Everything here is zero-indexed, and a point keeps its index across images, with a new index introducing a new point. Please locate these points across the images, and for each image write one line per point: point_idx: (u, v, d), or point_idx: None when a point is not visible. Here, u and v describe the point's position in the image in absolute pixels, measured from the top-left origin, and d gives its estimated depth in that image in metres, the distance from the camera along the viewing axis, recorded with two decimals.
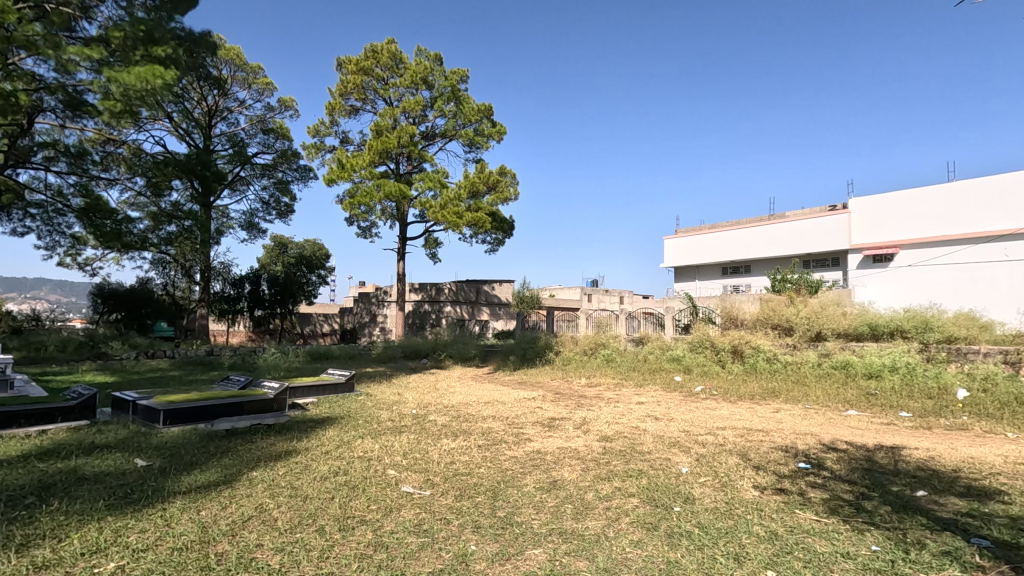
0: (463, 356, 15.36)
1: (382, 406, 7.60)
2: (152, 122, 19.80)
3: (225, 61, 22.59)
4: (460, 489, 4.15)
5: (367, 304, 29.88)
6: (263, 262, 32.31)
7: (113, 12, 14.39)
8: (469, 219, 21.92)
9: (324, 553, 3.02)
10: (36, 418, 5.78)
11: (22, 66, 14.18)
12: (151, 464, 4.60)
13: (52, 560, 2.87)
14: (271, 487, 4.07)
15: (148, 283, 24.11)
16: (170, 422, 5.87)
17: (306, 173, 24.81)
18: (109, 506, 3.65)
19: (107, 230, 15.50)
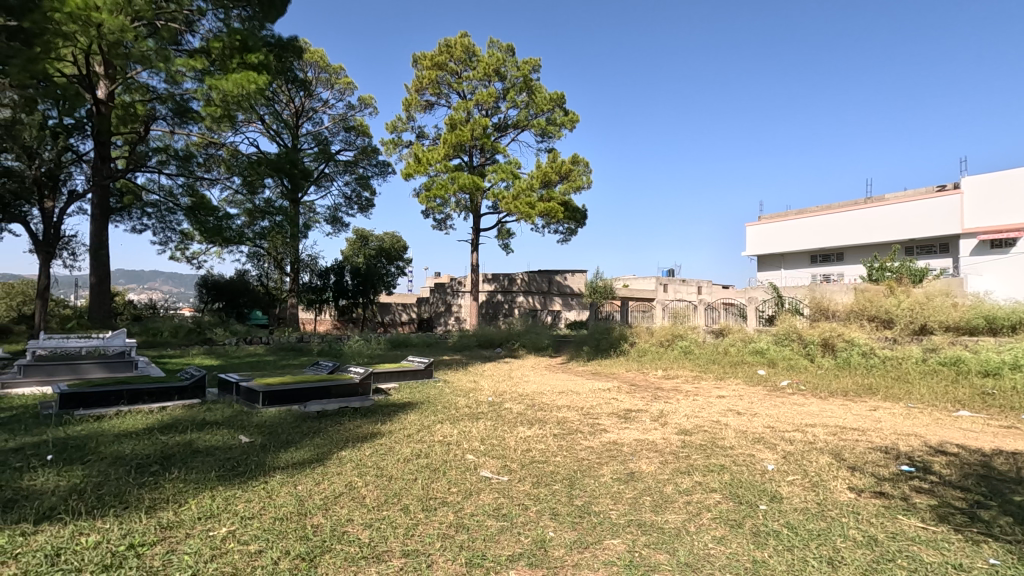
0: (536, 346, 15.45)
1: (460, 393, 7.82)
2: (247, 125, 21.36)
3: (310, 64, 23.87)
4: (537, 476, 4.20)
5: (443, 294, 30.74)
6: (346, 255, 34.06)
7: (213, 24, 15.63)
8: (541, 209, 21.94)
9: (410, 530, 3.17)
10: (157, 395, 6.45)
11: (138, 79, 15.74)
12: (254, 441, 5.01)
13: (174, 522, 3.21)
14: (359, 466, 4.32)
15: (245, 275, 26.15)
16: (269, 403, 6.37)
17: (385, 167, 25.78)
18: (220, 476, 4.03)
19: (210, 226, 16.92)
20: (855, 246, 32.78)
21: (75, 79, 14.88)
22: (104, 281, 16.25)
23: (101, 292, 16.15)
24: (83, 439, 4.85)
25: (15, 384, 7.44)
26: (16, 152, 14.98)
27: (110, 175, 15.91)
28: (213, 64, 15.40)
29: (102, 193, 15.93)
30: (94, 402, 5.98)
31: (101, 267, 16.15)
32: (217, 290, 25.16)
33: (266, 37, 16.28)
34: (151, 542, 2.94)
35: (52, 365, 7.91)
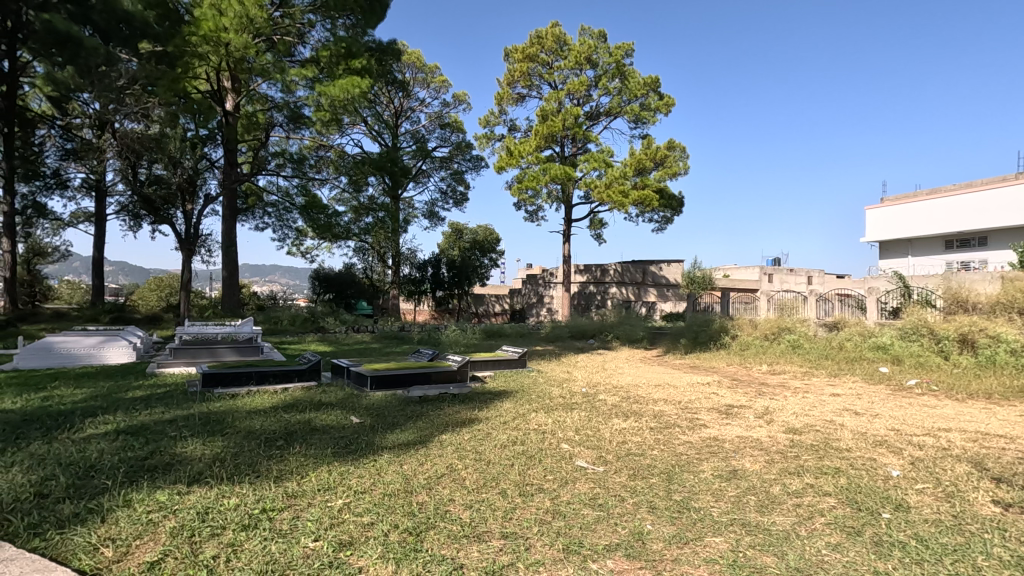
0: (630, 338, 15.14)
1: (554, 383, 7.89)
2: (352, 127, 22.80)
3: (407, 65, 24.96)
4: (633, 468, 4.15)
5: (535, 285, 30.96)
6: (442, 248, 35.36)
7: (321, 34, 16.79)
8: (635, 197, 21.36)
9: (508, 513, 3.27)
10: (281, 377, 7.14)
11: (258, 91, 17.32)
12: (363, 422, 5.39)
13: (298, 491, 3.56)
14: (459, 449, 4.51)
15: (351, 268, 28.05)
16: (376, 387, 6.82)
17: (478, 161, 26.39)
18: (335, 453, 4.39)
19: (322, 223, 18.36)
20: (1003, 228, 28.72)
21: (208, 94, 16.71)
22: (233, 274, 18.12)
23: (231, 284, 18.08)
24: (222, 414, 5.49)
25: (167, 364, 8.57)
26: (163, 161, 17.10)
27: (237, 179, 17.64)
28: (321, 72, 16.52)
29: (230, 195, 17.76)
30: (228, 382, 6.73)
31: (231, 262, 18.03)
32: (327, 282, 27.22)
33: (368, 42, 17.24)
34: (279, 508, 3.28)
35: (196, 348, 8.98)
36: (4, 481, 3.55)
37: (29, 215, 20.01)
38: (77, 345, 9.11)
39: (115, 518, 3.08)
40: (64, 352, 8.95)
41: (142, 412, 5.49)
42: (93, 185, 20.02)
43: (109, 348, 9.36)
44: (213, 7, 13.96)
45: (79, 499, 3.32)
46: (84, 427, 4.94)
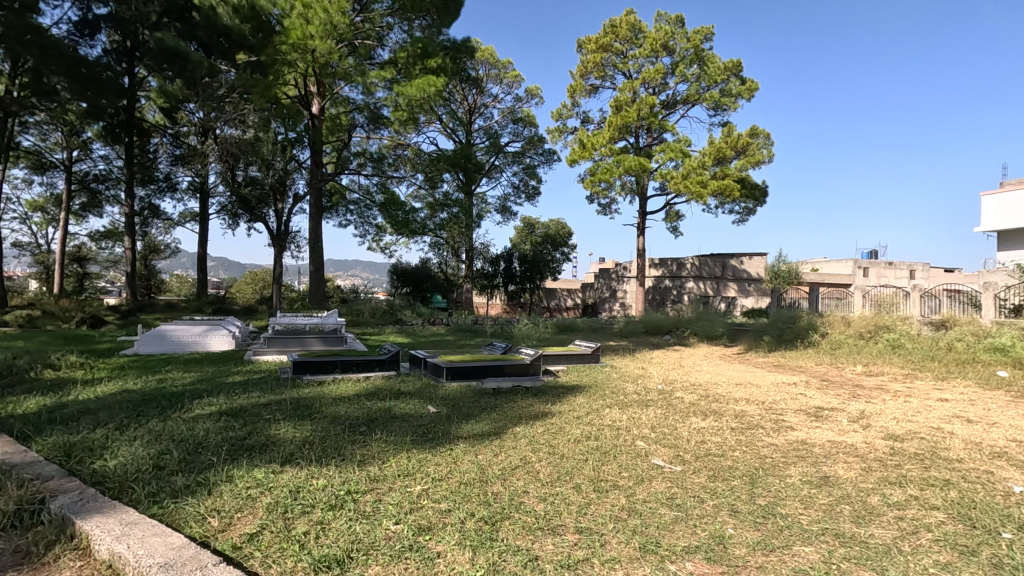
0: (709, 334, 14.57)
1: (629, 379, 7.75)
2: (428, 125, 23.48)
3: (481, 62, 25.29)
4: (713, 469, 3.98)
5: (607, 280, 30.54)
6: (514, 242, 35.65)
7: (398, 36, 17.33)
8: (714, 187, 20.44)
9: (582, 509, 3.25)
10: (362, 366, 7.50)
11: (341, 94, 18.20)
12: (440, 411, 5.55)
13: (380, 476, 3.72)
14: (532, 442, 4.54)
15: (427, 263, 28.94)
16: (451, 377, 7.01)
17: (550, 155, 26.33)
18: (413, 440, 4.55)
19: (400, 220, 19.09)
20: None
21: (297, 99, 17.80)
22: (319, 268, 19.17)
23: (317, 278, 19.17)
24: (311, 399, 5.85)
25: (261, 352, 9.23)
26: (258, 164, 18.43)
27: (323, 178, 18.65)
28: (399, 73, 17.06)
29: (316, 194, 18.79)
30: (316, 369, 7.16)
31: (317, 257, 19.12)
32: (405, 277, 28.19)
33: (443, 41, 17.63)
34: (363, 490, 3.45)
35: (286, 338, 9.61)
36: (129, 453, 3.98)
37: (146, 215, 22.23)
38: (186, 333, 10.00)
39: (219, 491, 3.37)
40: (174, 339, 9.86)
41: (241, 396, 5.96)
42: (197, 187, 21.89)
43: (212, 336, 10.21)
44: (301, 16, 14.77)
45: (189, 473, 3.66)
46: (192, 408, 5.43)
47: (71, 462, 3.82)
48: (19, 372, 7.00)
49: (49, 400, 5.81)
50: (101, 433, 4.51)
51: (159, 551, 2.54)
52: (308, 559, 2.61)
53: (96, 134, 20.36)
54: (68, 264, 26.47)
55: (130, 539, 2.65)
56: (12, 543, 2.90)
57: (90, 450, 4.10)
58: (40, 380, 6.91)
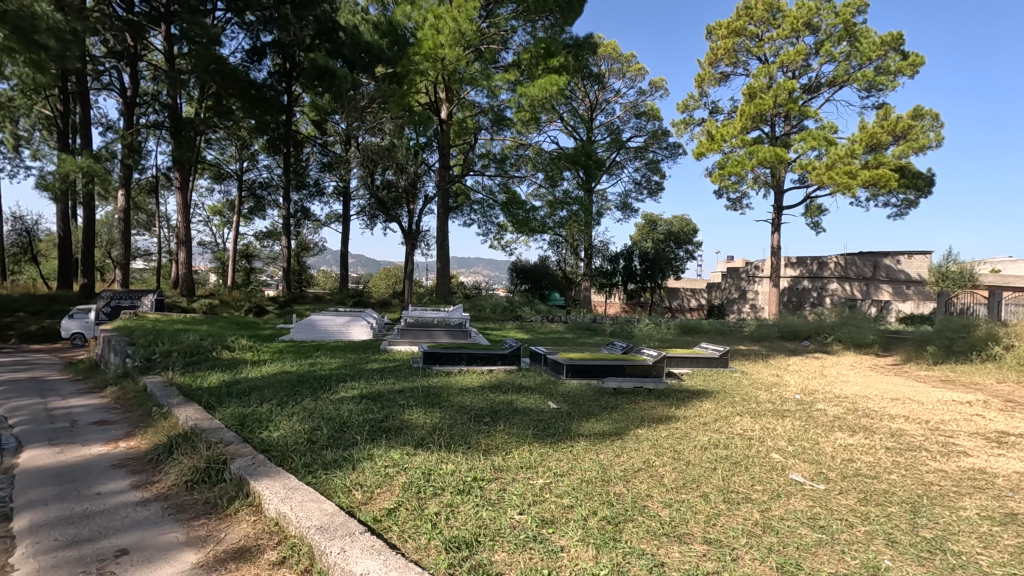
0: (857, 341, 13.00)
1: (761, 387, 7.19)
2: (549, 124, 23.77)
3: (604, 57, 25.01)
4: (864, 492, 3.57)
5: (736, 279, 28.66)
6: (635, 240, 34.85)
7: (522, 38, 17.73)
8: (866, 177, 18.22)
9: (712, 519, 3.10)
10: (486, 359, 7.80)
11: (468, 98, 19.03)
12: (560, 408, 5.60)
13: (503, 466, 3.84)
14: (656, 446, 4.40)
15: (546, 261, 29.37)
16: (571, 375, 7.05)
17: (675, 149, 25.30)
18: (535, 434, 4.63)
19: (520, 218, 19.52)
20: None
21: (427, 106, 18.94)
22: (445, 266, 20.21)
23: (444, 274, 20.27)
24: (439, 388, 6.22)
25: (395, 343, 9.96)
26: (393, 168, 19.91)
27: (449, 180, 19.64)
28: (523, 75, 17.41)
29: (444, 195, 19.79)
30: (443, 360, 7.59)
31: (443, 255, 20.19)
32: (524, 274, 28.77)
33: (565, 39, 17.70)
34: (488, 478, 3.59)
35: (417, 331, 10.28)
36: (289, 426, 4.52)
37: (299, 216, 25.04)
38: (331, 323, 11.08)
39: (362, 467, 3.70)
40: (322, 328, 10.99)
41: (378, 382, 6.50)
42: (342, 191, 24.17)
43: (354, 327, 11.21)
44: (433, 27, 15.57)
45: (337, 448, 4.07)
46: (338, 390, 6.05)
47: (244, 431, 4.44)
48: (204, 351, 8.26)
49: (227, 377, 6.80)
50: (267, 407, 5.19)
51: (315, 515, 2.86)
52: (439, 538, 2.77)
53: (262, 147, 23.31)
54: (239, 260, 30.67)
55: (292, 501, 3.02)
56: (204, 495, 3.49)
57: (258, 422, 4.72)
58: (219, 359, 8.10)
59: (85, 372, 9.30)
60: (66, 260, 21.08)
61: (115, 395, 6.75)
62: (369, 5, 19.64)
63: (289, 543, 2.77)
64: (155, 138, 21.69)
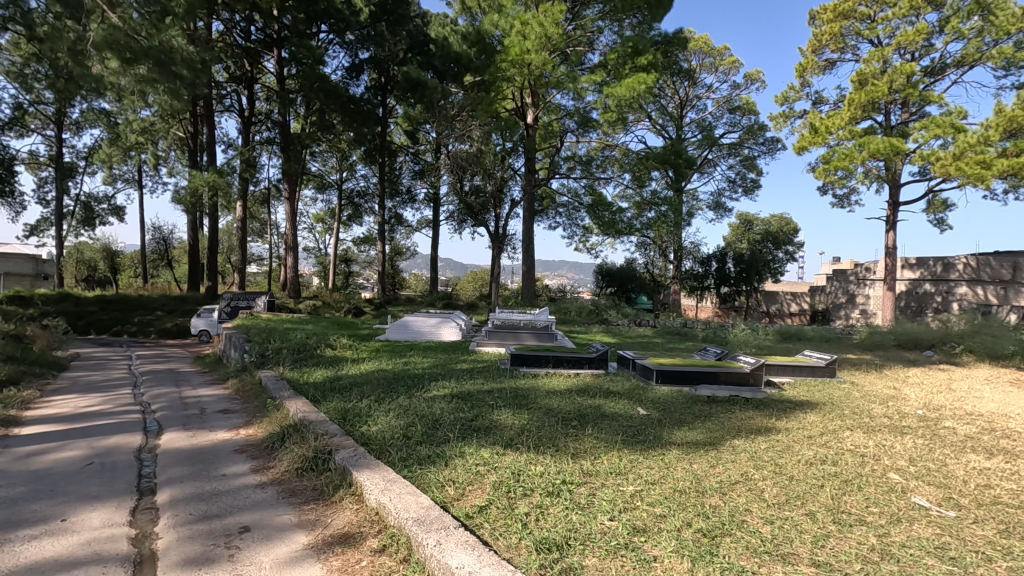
0: (992, 352, 11.50)
1: (876, 400, 6.57)
2: (636, 124, 23.31)
3: (694, 52, 24.11)
4: (1006, 523, 3.16)
5: (844, 282, 26.41)
6: (729, 241, 33.23)
7: (609, 38, 17.55)
8: (1004, 167, 16.11)
9: (819, 540, 2.88)
10: (573, 362, 7.77)
11: (553, 101, 19.08)
12: (650, 414, 5.46)
13: (592, 470, 3.81)
14: (754, 458, 4.17)
15: (633, 262, 28.77)
16: (662, 380, 6.85)
17: (773, 144, 23.86)
18: (624, 440, 4.55)
19: (607, 220, 19.27)
20: None
21: (514, 111, 19.25)
22: (530, 269, 20.39)
23: (529, 277, 20.49)
24: (527, 390, 6.29)
25: (483, 344, 10.19)
26: (481, 174, 20.39)
27: (535, 183, 19.78)
28: (609, 75, 17.21)
29: (529, 199, 19.91)
30: (531, 362, 7.68)
31: (528, 257, 20.38)
32: (610, 277, 28.37)
33: (654, 37, 17.21)
34: (576, 482, 3.58)
35: (504, 333, 10.45)
36: (386, 421, 4.78)
37: (393, 222, 26.35)
38: (423, 324, 11.55)
39: (454, 464, 3.83)
40: (415, 329, 11.48)
41: (467, 382, 6.68)
42: (432, 197, 25.14)
43: (444, 328, 11.61)
44: (520, 33, 15.67)
45: (430, 444, 4.24)
46: (430, 388, 6.29)
47: (347, 425, 4.74)
48: (310, 349, 8.92)
49: (330, 373, 7.29)
50: (366, 403, 5.50)
51: (413, 508, 2.99)
52: (530, 538, 2.80)
53: (360, 158, 24.83)
54: (339, 264, 32.82)
55: (391, 493, 3.19)
56: (313, 482, 3.77)
57: (358, 416, 5.03)
58: (323, 356, 8.71)
59: (211, 365, 10.38)
60: (195, 265, 23.65)
61: (236, 387, 7.47)
62: (458, 16, 20.33)
63: (389, 533, 2.92)
64: (267, 153, 23.75)
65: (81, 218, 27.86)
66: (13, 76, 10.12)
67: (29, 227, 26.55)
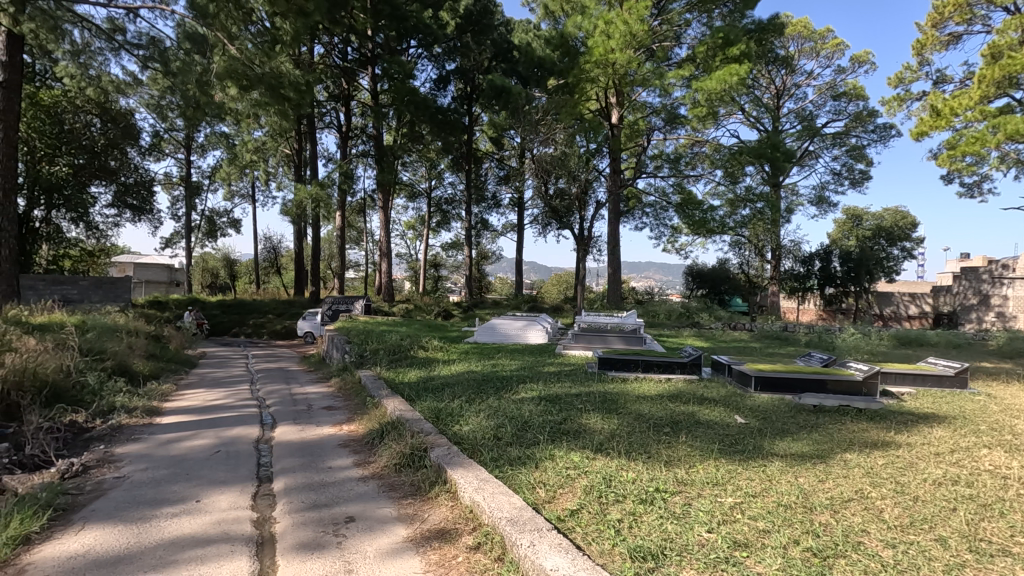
0: None
1: (1019, 415, 5.77)
2: (728, 117, 22.26)
3: (793, 37, 22.59)
4: None
5: (975, 282, 23.58)
6: (834, 238, 30.86)
7: (697, 30, 16.94)
8: None
9: (953, 571, 2.58)
10: (664, 367, 7.55)
11: (639, 99, 18.66)
12: (749, 423, 5.17)
13: (687, 479, 3.68)
14: (870, 475, 3.82)
15: (726, 263, 27.55)
16: (761, 388, 6.47)
17: (887, 131, 21.79)
18: (721, 449, 4.35)
19: (697, 219, 18.49)
20: None
21: (598, 112, 19.06)
22: (616, 270, 20.06)
23: (615, 279, 20.19)
24: (616, 395, 6.19)
25: (570, 347, 10.14)
26: (565, 176, 20.35)
27: (621, 184, 19.44)
28: (699, 68, 16.59)
29: (615, 200, 19.59)
30: (619, 366, 7.56)
31: (614, 259, 20.04)
32: (701, 278, 27.27)
33: (746, 25, 16.32)
34: (671, 491, 3.47)
35: (591, 336, 10.36)
36: (477, 421, 4.90)
37: (479, 227, 27.00)
38: (511, 327, 11.74)
39: (544, 466, 3.85)
40: (503, 331, 11.70)
41: (555, 385, 6.68)
42: (517, 202, 25.48)
43: (530, 331, 11.73)
44: (603, 33, 15.47)
45: (520, 445, 4.30)
46: (519, 390, 6.37)
47: (440, 424, 4.92)
48: (404, 350, 9.36)
49: (423, 373, 7.61)
50: (458, 403, 5.67)
51: (506, 508, 3.05)
52: (623, 545, 2.76)
53: (447, 166, 25.72)
54: (430, 269, 34.14)
55: (484, 492, 3.26)
56: (410, 478, 3.95)
57: (451, 416, 5.20)
58: (416, 357, 9.10)
59: (316, 364, 11.18)
60: (300, 271, 25.60)
61: (339, 385, 7.99)
62: (541, 21, 20.51)
63: (483, 531, 2.99)
64: (363, 165, 25.22)
65: (205, 231, 31.09)
66: (152, 108, 11.51)
67: (164, 240, 30.05)
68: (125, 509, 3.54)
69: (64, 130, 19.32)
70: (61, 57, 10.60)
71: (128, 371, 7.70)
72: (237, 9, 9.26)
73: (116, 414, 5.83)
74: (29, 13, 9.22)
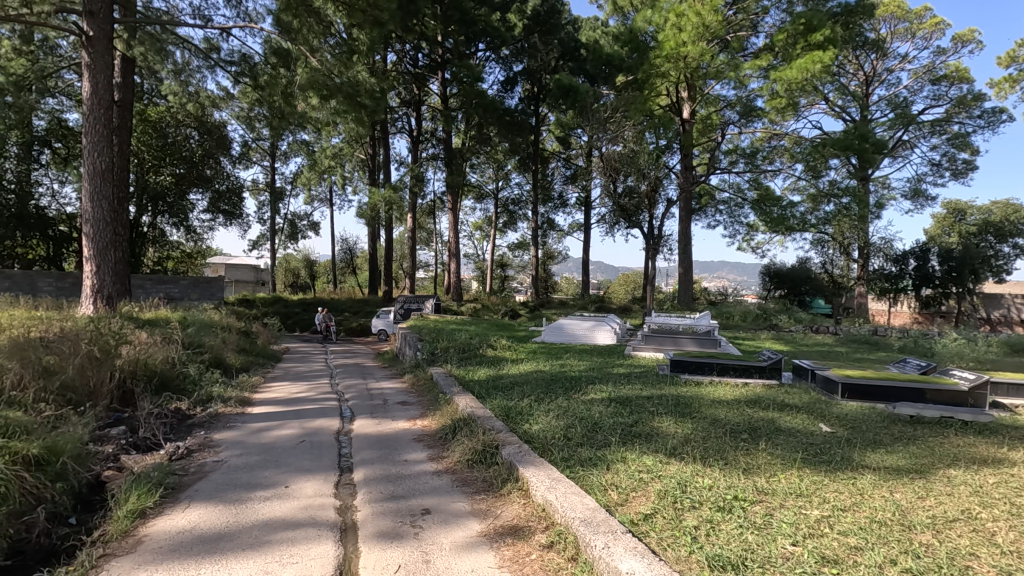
0: None
1: None
2: (810, 108, 21.03)
3: (884, 19, 20.98)
4: None
5: None
6: (932, 235, 28.36)
7: (776, 18, 16.13)
8: None
9: None
10: (741, 371, 7.24)
11: (711, 92, 17.97)
12: (836, 432, 4.86)
13: (768, 488, 3.51)
14: (978, 494, 3.49)
15: (807, 262, 26.03)
16: (849, 396, 6.07)
17: (995, 116, 19.77)
18: (804, 459, 4.12)
19: (775, 216, 17.55)
20: None
21: (669, 108, 18.58)
22: (687, 270, 19.45)
23: (686, 279, 19.58)
24: (690, 398, 6.00)
25: (640, 348, 9.93)
26: (634, 175, 19.98)
27: (692, 180, 18.81)
28: (777, 58, 15.77)
29: (686, 197, 19.01)
30: (692, 369, 7.33)
31: (685, 258, 19.43)
32: (779, 278, 25.94)
33: (831, 9, 15.33)
34: (751, 500, 3.33)
35: (661, 337, 10.09)
36: (546, 421, 4.91)
37: (545, 226, 27.02)
38: (578, 327, 11.68)
39: (616, 468, 3.81)
40: (570, 331, 11.65)
41: (625, 387, 6.57)
42: (584, 201, 25.29)
43: (598, 331, 11.60)
44: (675, 26, 15.05)
45: (591, 446, 4.27)
46: (588, 391, 6.33)
47: (511, 422, 4.97)
48: (473, 348, 9.53)
49: (492, 372, 7.72)
50: (526, 402, 5.70)
51: (578, 508, 3.04)
52: (701, 553, 2.68)
53: (514, 167, 25.95)
54: (497, 269, 34.56)
55: (556, 492, 3.27)
56: (483, 474, 4.03)
57: (521, 414, 5.25)
58: (484, 355, 9.25)
59: (390, 361, 11.62)
60: (374, 272, 26.68)
61: (411, 382, 8.27)
62: (609, 17, 20.23)
63: (556, 530, 3.00)
64: (433, 168, 25.97)
65: (288, 234, 33.08)
66: (242, 119, 12.39)
67: (252, 242, 32.23)
68: (225, 490, 3.85)
69: (167, 142, 21.25)
70: (166, 76, 11.66)
71: (222, 364, 8.33)
72: (317, 24, 9.84)
73: (214, 403, 6.33)
74: (140, 37, 10.23)
